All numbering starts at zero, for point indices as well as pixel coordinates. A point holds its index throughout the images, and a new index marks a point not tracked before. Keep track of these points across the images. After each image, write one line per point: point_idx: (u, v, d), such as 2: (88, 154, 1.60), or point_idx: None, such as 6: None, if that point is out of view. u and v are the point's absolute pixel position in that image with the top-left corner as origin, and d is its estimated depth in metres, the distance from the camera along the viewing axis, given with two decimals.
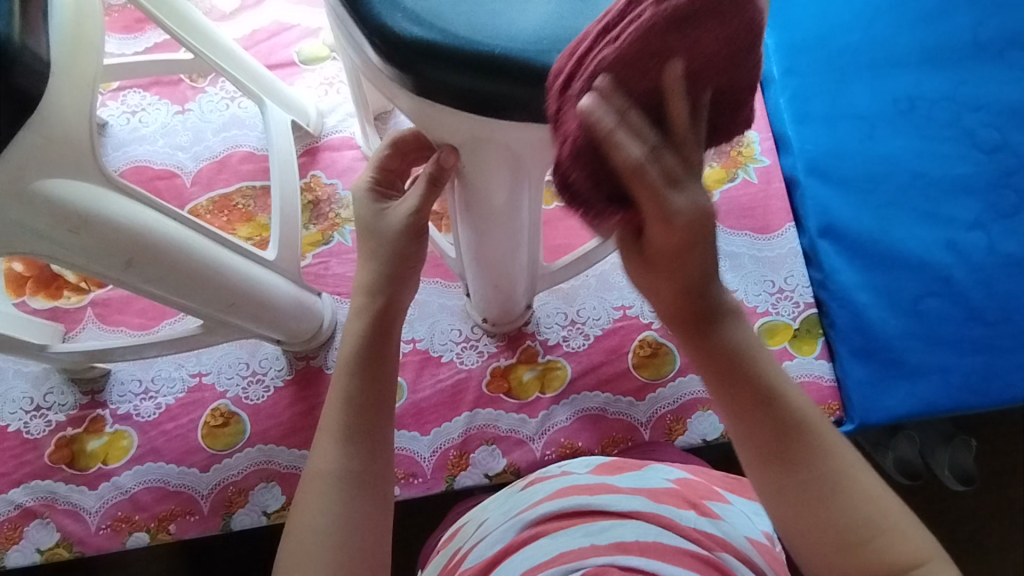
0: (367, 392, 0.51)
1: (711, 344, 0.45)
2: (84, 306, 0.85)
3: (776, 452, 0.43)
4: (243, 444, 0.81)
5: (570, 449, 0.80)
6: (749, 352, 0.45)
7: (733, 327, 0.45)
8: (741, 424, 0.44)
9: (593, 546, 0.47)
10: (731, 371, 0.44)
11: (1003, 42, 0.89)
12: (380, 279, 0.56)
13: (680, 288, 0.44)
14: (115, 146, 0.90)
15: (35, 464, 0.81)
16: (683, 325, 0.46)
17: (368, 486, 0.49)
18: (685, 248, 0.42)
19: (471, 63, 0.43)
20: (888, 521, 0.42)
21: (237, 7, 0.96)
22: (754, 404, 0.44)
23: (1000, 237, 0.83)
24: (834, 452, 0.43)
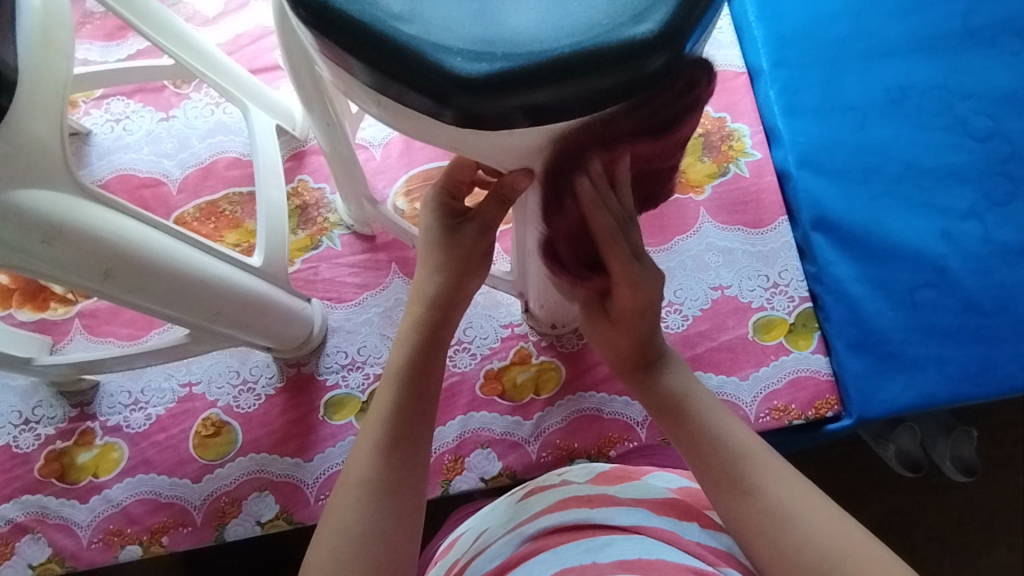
0: (415, 405, 0.53)
1: (652, 388, 0.57)
2: (71, 317, 0.84)
3: (725, 491, 0.50)
4: (235, 454, 0.80)
5: (566, 451, 0.79)
6: (686, 395, 0.56)
7: (671, 374, 0.57)
8: (687, 456, 0.53)
9: (595, 564, 0.47)
10: (670, 410, 0.55)
11: (993, 28, 0.88)
12: (443, 294, 0.57)
13: (634, 343, 0.58)
14: (99, 155, 0.89)
15: (24, 478, 0.80)
16: (631, 373, 0.59)
17: (404, 498, 0.50)
18: (641, 315, 0.57)
19: (470, 75, 0.39)
20: (849, 546, 0.46)
21: (220, 11, 0.95)
22: (690, 437, 0.53)
23: (996, 225, 0.82)
24: (784, 482, 0.50)
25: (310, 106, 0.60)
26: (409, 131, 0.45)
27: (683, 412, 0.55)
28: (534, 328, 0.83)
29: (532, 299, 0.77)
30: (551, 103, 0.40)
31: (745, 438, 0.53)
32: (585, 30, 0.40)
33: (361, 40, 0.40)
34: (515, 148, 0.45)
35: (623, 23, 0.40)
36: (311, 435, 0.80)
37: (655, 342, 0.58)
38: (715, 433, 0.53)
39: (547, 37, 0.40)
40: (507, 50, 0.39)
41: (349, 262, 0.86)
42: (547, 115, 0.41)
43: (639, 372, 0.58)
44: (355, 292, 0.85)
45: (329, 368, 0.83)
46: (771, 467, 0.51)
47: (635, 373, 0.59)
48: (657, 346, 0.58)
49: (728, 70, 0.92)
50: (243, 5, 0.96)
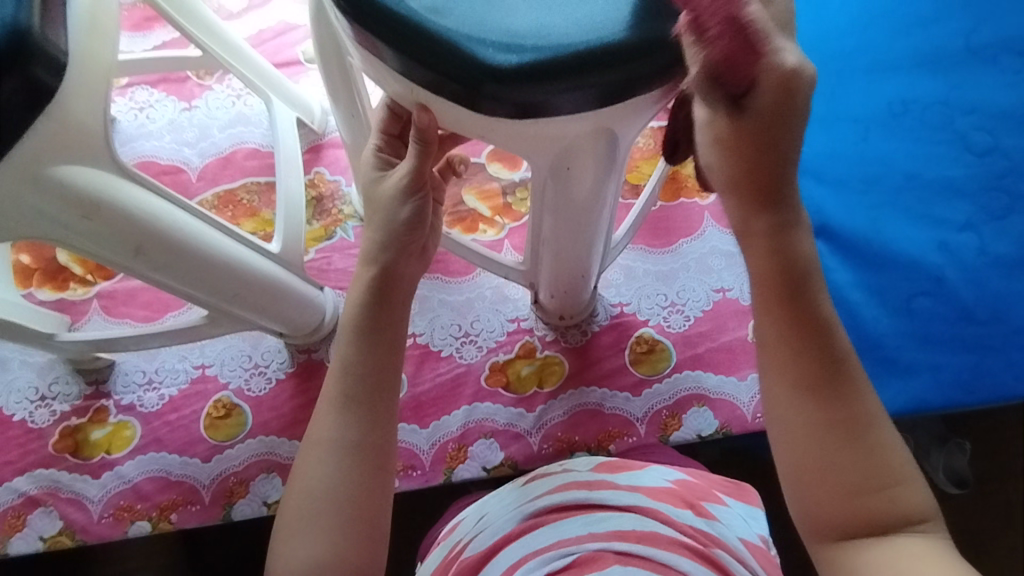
0: (366, 363, 0.53)
1: (775, 239, 0.45)
2: (90, 298, 0.86)
3: (811, 394, 0.44)
4: (245, 435, 0.82)
5: (566, 443, 0.81)
6: (807, 265, 0.46)
7: (800, 236, 0.45)
8: (795, 329, 0.45)
9: (589, 535, 0.50)
10: (791, 278, 0.45)
11: (996, 47, 0.91)
12: (387, 243, 0.56)
13: (757, 145, 0.43)
14: (122, 141, 0.92)
15: (38, 453, 0.82)
16: (748, 198, 0.45)
17: (365, 458, 0.51)
18: (783, 118, 0.42)
19: (502, 65, 0.43)
20: (902, 478, 0.44)
21: (245, 7, 0.98)
22: (801, 317, 0.45)
23: (992, 237, 0.84)
24: (868, 399, 0.45)
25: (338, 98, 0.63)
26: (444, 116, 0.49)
27: (800, 283, 0.45)
28: (543, 321, 0.86)
29: (543, 293, 0.80)
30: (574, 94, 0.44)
31: (852, 349, 0.46)
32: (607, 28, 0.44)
33: (397, 32, 0.44)
34: (540, 136, 0.48)
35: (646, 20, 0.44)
36: None
37: (787, 169, 0.44)
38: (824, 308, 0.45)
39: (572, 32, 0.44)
40: (536, 42, 0.44)
41: None
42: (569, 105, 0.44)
43: (762, 206, 0.45)
44: None
45: None
46: (867, 391, 0.45)
47: (755, 209, 0.45)
48: (792, 199, 0.45)
49: None
50: (267, 1, 0.98)
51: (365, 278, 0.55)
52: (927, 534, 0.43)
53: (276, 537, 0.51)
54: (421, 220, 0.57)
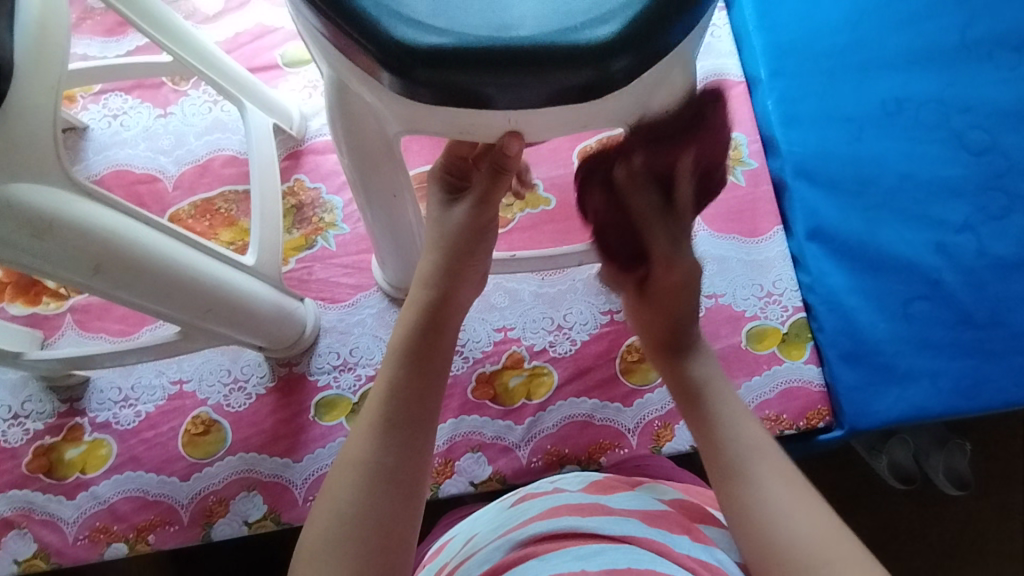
0: (415, 387, 0.51)
1: (677, 371, 0.60)
2: (63, 312, 0.84)
3: (721, 486, 0.51)
4: (224, 453, 0.79)
5: (556, 456, 0.79)
6: (707, 383, 0.57)
7: (698, 362, 0.59)
8: (698, 438, 0.55)
9: (583, 573, 0.46)
10: (687, 395, 0.57)
11: (991, 43, 0.89)
12: (440, 271, 0.57)
13: (669, 328, 0.62)
14: (95, 150, 0.89)
15: (11, 473, 0.79)
16: (664, 353, 0.61)
17: (400, 484, 0.48)
18: (678, 294, 0.61)
19: (428, 46, 0.44)
20: (837, 553, 0.45)
21: (220, 9, 0.95)
22: (699, 419, 0.55)
23: (991, 239, 0.82)
24: (784, 480, 0.50)
25: (367, 167, 0.58)
26: (411, 120, 0.49)
27: (699, 393, 0.57)
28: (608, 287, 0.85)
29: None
30: (549, 87, 0.44)
31: (759, 438, 0.53)
32: (575, 24, 0.44)
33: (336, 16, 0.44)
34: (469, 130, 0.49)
35: (588, 24, 0.44)
36: (301, 435, 0.80)
37: (686, 328, 0.61)
38: (722, 406, 0.55)
39: (515, 28, 0.44)
40: (463, 31, 0.44)
41: (343, 262, 0.86)
42: (546, 98, 0.45)
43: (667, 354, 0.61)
44: (349, 293, 0.85)
45: (320, 369, 0.82)
46: (779, 467, 0.51)
47: (668, 357, 0.61)
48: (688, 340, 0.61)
49: (727, 79, 0.93)
50: (243, 4, 0.96)
51: (421, 299, 0.56)
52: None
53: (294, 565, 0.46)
54: (485, 236, 0.60)
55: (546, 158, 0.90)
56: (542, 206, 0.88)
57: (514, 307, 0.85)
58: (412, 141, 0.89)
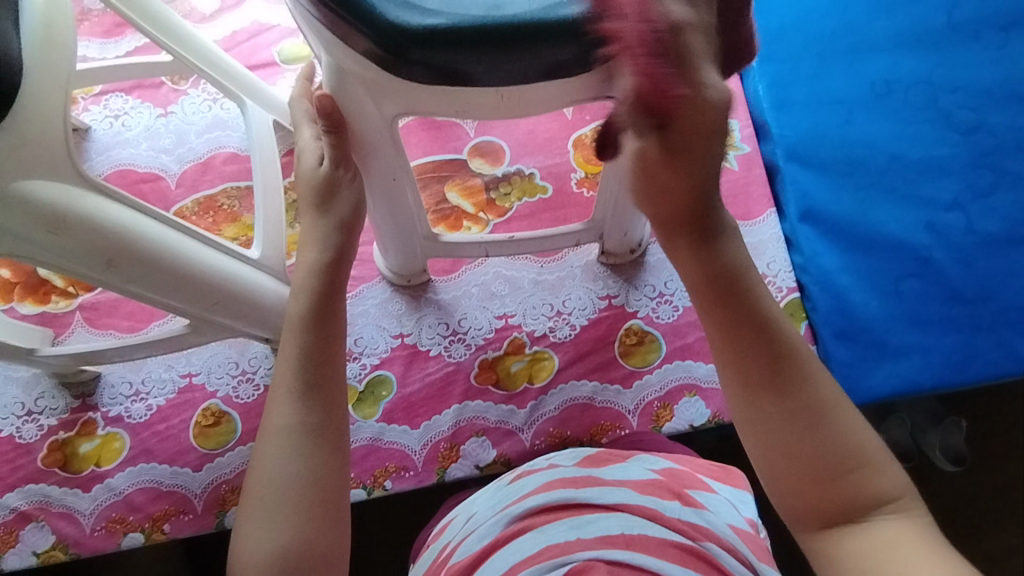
0: (324, 348, 0.53)
1: (709, 259, 0.46)
2: (73, 310, 0.85)
3: (765, 385, 0.45)
4: (235, 443, 0.81)
5: (558, 438, 0.81)
6: (738, 274, 0.47)
7: (729, 245, 0.47)
8: (725, 332, 0.46)
9: (578, 541, 0.48)
10: (721, 288, 0.46)
11: (978, 23, 0.90)
12: (324, 260, 0.56)
13: (684, 216, 0.46)
14: (98, 150, 0.90)
15: (27, 468, 0.81)
16: (684, 237, 0.46)
17: (327, 439, 0.51)
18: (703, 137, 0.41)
19: (423, 28, 0.45)
20: (868, 458, 0.44)
21: (217, 8, 0.97)
22: (734, 319, 0.46)
23: (979, 216, 0.84)
24: (820, 380, 0.45)
25: (365, 153, 0.59)
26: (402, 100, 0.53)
27: (732, 290, 0.46)
28: (605, 269, 0.87)
29: (611, 234, 0.82)
30: (538, 63, 0.46)
31: (795, 334, 0.47)
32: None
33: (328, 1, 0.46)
34: (466, 101, 0.51)
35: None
36: None
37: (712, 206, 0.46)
38: (761, 304, 0.46)
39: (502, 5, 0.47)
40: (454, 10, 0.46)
41: None
42: (535, 73, 0.47)
43: (694, 239, 0.46)
44: (353, 284, 0.87)
45: None
46: (818, 366, 0.46)
47: (688, 242, 0.46)
48: (716, 218, 0.47)
49: None
50: (239, 2, 0.97)
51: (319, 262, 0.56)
52: (898, 516, 0.43)
53: (236, 532, 0.49)
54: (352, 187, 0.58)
55: (541, 147, 0.92)
56: (539, 194, 0.90)
57: (515, 294, 0.87)
58: (408, 134, 0.92)
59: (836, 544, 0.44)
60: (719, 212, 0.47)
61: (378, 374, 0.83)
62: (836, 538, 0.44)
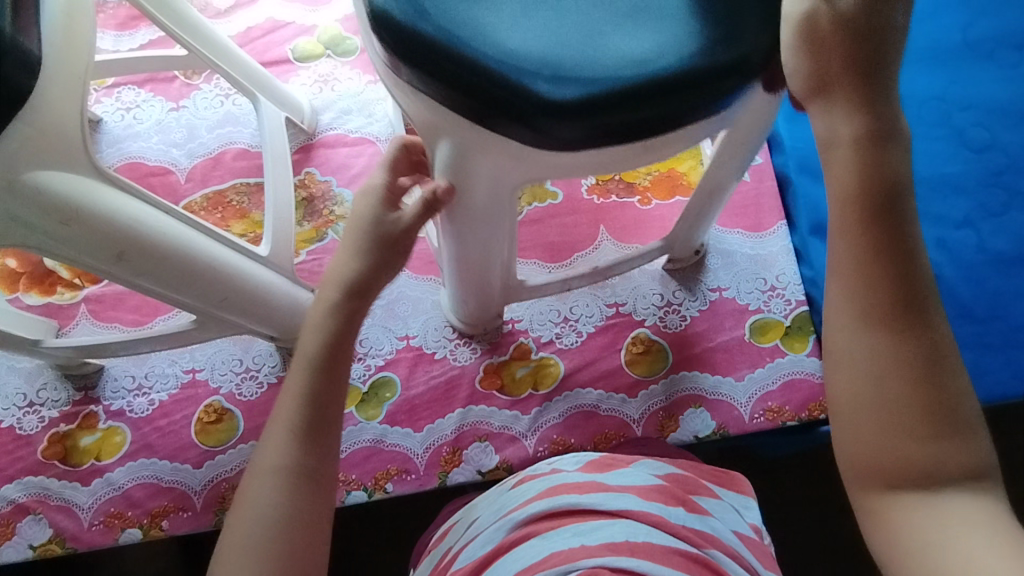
0: (326, 393, 0.53)
1: (880, 184, 0.43)
2: (78, 302, 0.85)
3: (896, 310, 0.42)
4: (236, 440, 0.81)
5: (562, 446, 0.80)
6: (902, 230, 0.43)
7: (908, 204, 0.43)
8: (845, 255, 0.43)
9: (583, 548, 0.48)
10: (886, 217, 0.43)
11: (993, 41, 0.90)
12: (357, 281, 0.56)
13: (854, 175, 0.43)
14: (109, 142, 0.90)
15: (27, 460, 0.81)
16: (843, 167, 0.43)
17: (317, 486, 0.51)
18: None
19: (558, 99, 0.45)
20: (957, 436, 0.41)
21: (232, 4, 0.97)
22: (876, 245, 0.42)
23: (990, 234, 0.83)
24: (943, 343, 0.42)
25: (468, 223, 0.58)
26: (503, 161, 0.50)
27: (892, 198, 0.43)
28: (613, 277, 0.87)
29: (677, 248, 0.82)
30: (617, 122, 0.46)
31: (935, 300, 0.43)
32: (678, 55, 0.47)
33: (446, 68, 0.45)
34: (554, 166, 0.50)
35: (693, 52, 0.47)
36: None
37: (896, 176, 0.43)
38: (916, 258, 0.43)
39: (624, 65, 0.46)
40: (588, 78, 0.46)
41: None
42: (606, 133, 0.46)
43: (854, 195, 0.43)
44: None
45: None
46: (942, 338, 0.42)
47: (842, 191, 0.43)
48: (886, 168, 0.43)
49: None
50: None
51: (339, 306, 0.55)
52: (974, 493, 0.41)
53: (218, 556, 0.50)
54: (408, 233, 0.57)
55: None
56: (550, 199, 0.89)
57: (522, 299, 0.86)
58: None
59: (889, 508, 0.42)
60: (902, 158, 0.43)
61: (381, 375, 0.83)
62: (889, 502, 0.42)
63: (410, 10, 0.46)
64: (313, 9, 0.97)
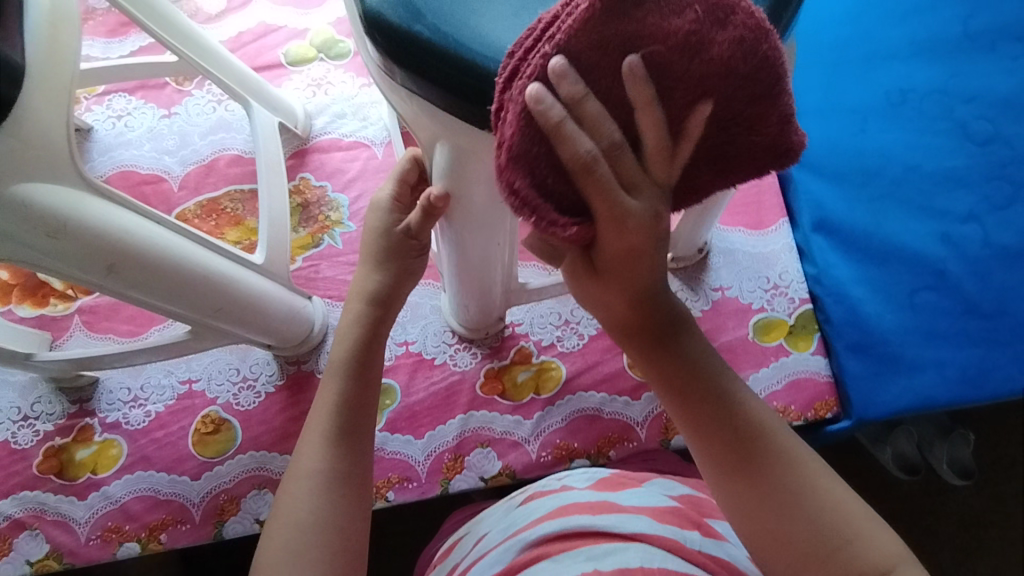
0: (359, 397, 0.55)
1: (669, 357, 0.47)
2: (72, 314, 0.84)
3: (738, 468, 0.45)
4: (234, 451, 0.80)
5: (566, 450, 0.79)
6: (703, 364, 0.47)
7: (688, 340, 0.47)
8: (680, 414, 0.47)
9: (596, 573, 0.46)
10: (682, 380, 0.46)
11: (994, 33, 0.89)
12: (382, 291, 0.59)
13: (629, 298, 0.46)
14: (100, 151, 0.89)
15: (22, 475, 0.79)
16: (637, 340, 0.47)
17: (355, 486, 0.51)
18: (635, 258, 0.43)
19: None
20: (852, 529, 0.43)
21: (223, 9, 0.96)
22: (697, 412, 0.46)
23: (996, 228, 0.82)
24: (797, 461, 0.44)
25: (468, 229, 0.58)
26: None
27: (671, 333, 0.47)
28: None
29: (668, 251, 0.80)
30: None
31: (769, 416, 0.46)
32: None
33: (438, 68, 0.42)
34: None
35: None
36: None
37: (664, 295, 0.46)
38: (711, 367, 0.47)
39: None
40: None
41: (350, 260, 0.86)
42: None
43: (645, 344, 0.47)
44: None
45: None
46: (804, 457, 0.45)
47: (648, 346, 0.47)
48: (674, 310, 0.47)
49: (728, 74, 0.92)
50: (246, 3, 0.96)
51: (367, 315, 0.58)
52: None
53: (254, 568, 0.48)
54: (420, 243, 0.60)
55: None
56: None
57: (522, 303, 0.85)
58: None
59: None
60: (674, 299, 0.47)
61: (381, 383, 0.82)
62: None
63: (406, 12, 0.42)
64: (305, 12, 0.96)
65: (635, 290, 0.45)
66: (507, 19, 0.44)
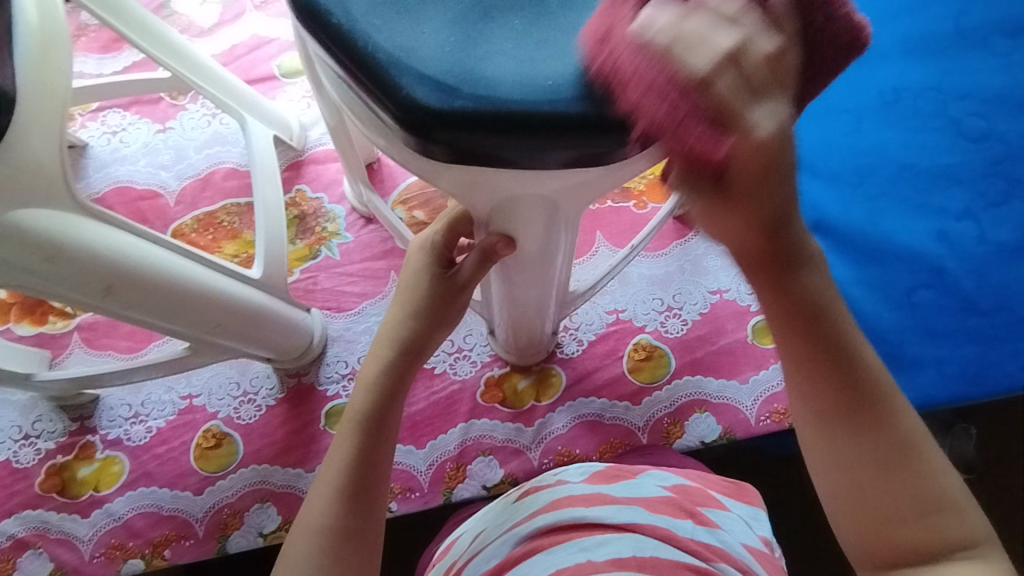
0: (372, 455, 0.51)
1: (786, 287, 0.37)
2: (70, 331, 0.84)
3: (860, 421, 0.37)
4: (237, 465, 0.80)
5: (568, 457, 0.79)
6: (823, 304, 0.37)
7: (812, 272, 0.37)
8: (806, 354, 0.38)
9: (589, 564, 0.46)
10: (807, 314, 0.37)
11: (985, 29, 0.89)
12: (413, 341, 0.55)
13: (767, 220, 0.34)
14: (96, 167, 0.89)
15: (25, 493, 0.79)
16: (756, 266, 0.37)
17: (363, 544, 0.48)
18: (768, 177, 0.32)
19: (449, 109, 0.37)
20: (947, 500, 0.37)
21: (216, 22, 0.96)
22: (825, 350, 0.37)
23: (992, 225, 0.82)
24: (904, 423, 0.38)
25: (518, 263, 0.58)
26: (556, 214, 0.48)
27: (794, 260, 0.36)
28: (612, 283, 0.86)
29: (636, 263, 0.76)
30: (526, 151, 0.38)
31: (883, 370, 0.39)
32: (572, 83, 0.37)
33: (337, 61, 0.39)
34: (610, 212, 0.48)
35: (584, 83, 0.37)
36: (313, 445, 0.80)
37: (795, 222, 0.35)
38: (825, 296, 0.37)
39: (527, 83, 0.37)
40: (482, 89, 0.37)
41: (348, 271, 0.86)
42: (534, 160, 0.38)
43: (773, 272, 0.36)
44: (355, 301, 0.85)
45: (329, 378, 0.83)
46: (915, 428, 0.38)
47: (760, 266, 0.37)
48: (797, 236, 0.36)
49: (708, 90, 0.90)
50: (238, 16, 0.96)
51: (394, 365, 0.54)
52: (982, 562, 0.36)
53: None
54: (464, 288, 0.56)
55: None
56: None
57: None
58: None
59: None
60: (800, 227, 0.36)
61: None
62: None
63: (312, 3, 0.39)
64: None
65: (761, 221, 0.34)
66: (518, 48, 0.38)
